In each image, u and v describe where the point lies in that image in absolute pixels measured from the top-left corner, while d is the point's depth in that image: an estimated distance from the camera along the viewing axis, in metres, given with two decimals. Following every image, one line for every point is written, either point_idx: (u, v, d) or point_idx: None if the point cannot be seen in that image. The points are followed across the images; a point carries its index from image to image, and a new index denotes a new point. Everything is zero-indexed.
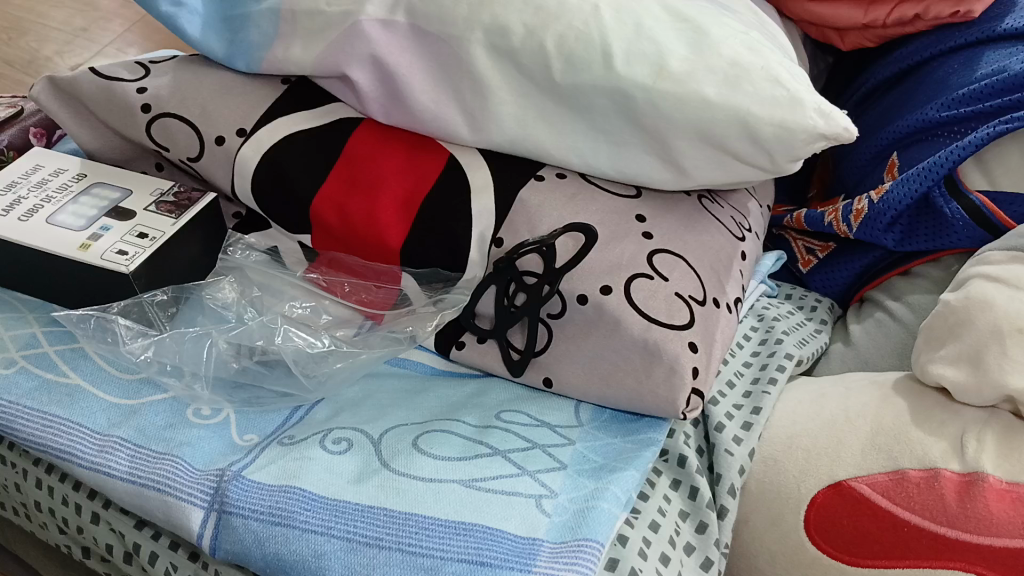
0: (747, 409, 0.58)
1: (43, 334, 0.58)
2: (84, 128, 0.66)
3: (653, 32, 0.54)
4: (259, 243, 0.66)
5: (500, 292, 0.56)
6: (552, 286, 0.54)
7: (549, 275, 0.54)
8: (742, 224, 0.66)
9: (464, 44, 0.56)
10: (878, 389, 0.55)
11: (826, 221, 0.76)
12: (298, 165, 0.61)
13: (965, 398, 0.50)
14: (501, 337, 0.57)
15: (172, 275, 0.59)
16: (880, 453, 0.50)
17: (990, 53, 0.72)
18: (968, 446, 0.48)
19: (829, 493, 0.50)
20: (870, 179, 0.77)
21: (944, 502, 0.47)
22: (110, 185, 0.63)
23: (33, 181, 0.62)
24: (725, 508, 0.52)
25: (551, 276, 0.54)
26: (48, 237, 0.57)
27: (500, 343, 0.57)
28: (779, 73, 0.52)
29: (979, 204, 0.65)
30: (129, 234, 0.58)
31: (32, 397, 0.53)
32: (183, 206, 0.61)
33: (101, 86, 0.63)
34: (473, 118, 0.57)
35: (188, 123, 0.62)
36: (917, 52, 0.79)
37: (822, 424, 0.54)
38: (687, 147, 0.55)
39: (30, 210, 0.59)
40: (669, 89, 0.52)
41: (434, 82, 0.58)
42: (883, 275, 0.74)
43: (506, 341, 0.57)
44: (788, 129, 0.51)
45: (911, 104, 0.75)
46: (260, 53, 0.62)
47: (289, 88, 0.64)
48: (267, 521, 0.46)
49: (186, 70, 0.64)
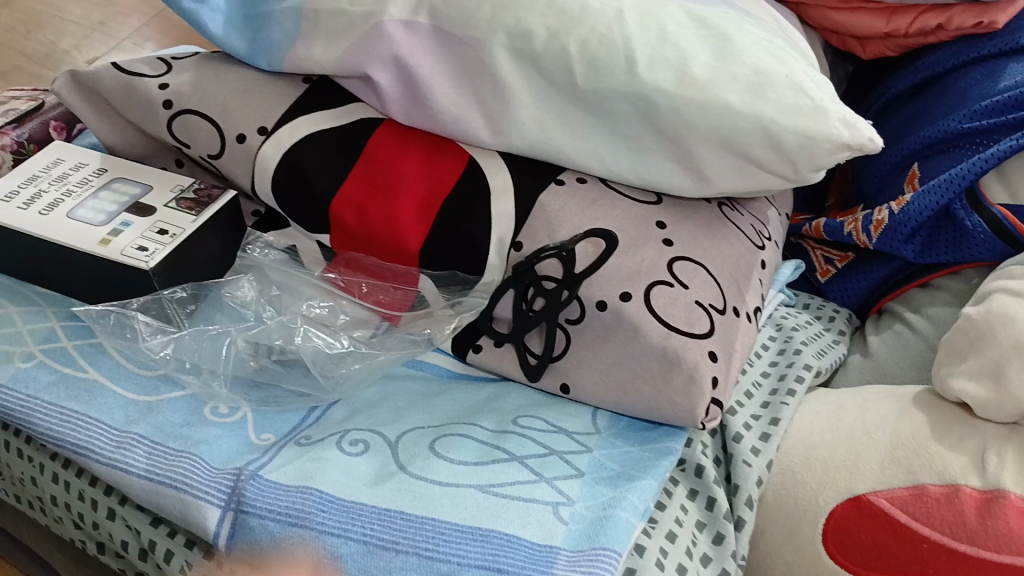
0: (765, 420, 0.58)
1: (61, 329, 0.58)
2: (105, 123, 0.67)
3: (677, 38, 0.54)
4: (278, 241, 0.66)
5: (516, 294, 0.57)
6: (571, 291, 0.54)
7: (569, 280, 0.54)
8: (762, 232, 0.65)
9: (487, 47, 0.56)
10: (897, 403, 0.55)
11: (845, 231, 0.76)
12: (319, 164, 0.61)
13: (986, 413, 0.50)
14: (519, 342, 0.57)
15: (191, 273, 0.60)
16: (900, 468, 0.50)
17: (1013, 65, 0.71)
18: (989, 462, 0.48)
19: (847, 506, 0.50)
20: (890, 189, 0.77)
21: (964, 518, 0.47)
22: (130, 181, 0.63)
23: (54, 175, 0.62)
24: (741, 520, 0.52)
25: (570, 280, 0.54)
26: (70, 232, 0.57)
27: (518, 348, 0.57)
28: (804, 80, 0.52)
29: (1001, 217, 0.65)
30: (149, 230, 0.58)
31: (50, 391, 0.53)
32: (203, 203, 0.61)
33: (123, 81, 0.63)
34: (494, 121, 0.57)
35: (209, 120, 0.62)
36: (937, 63, 0.78)
37: (840, 436, 0.54)
38: (709, 155, 0.54)
39: (51, 204, 0.59)
40: (692, 95, 0.52)
41: (456, 84, 0.58)
42: (902, 286, 0.74)
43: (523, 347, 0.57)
44: (811, 138, 0.51)
45: (932, 114, 0.75)
46: (282, 52, 0.62)
47: (311, 86, 0.64)
48: (284, 522, 0.46)
49: (209, 67, 0.64)
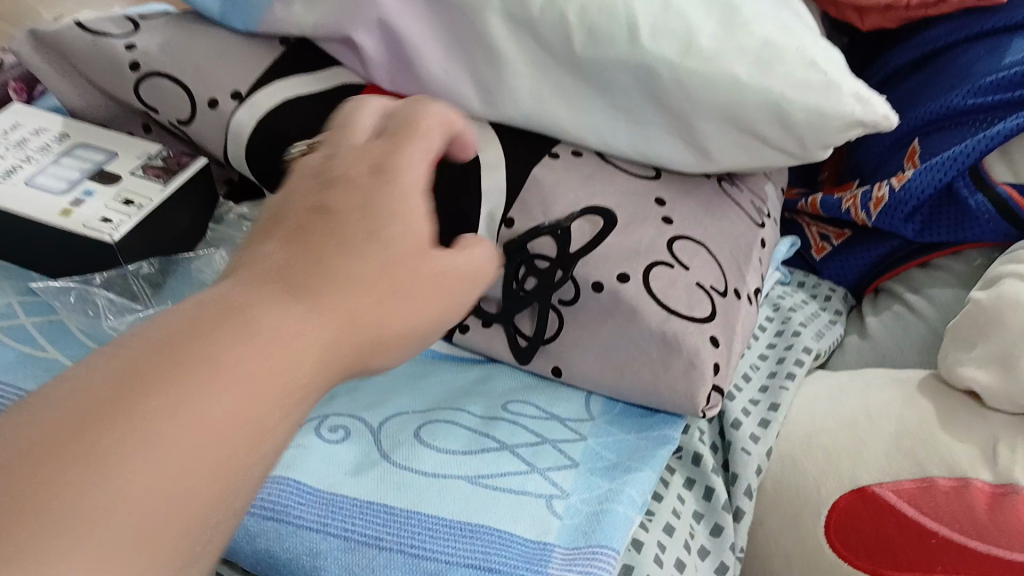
0: (764, 406, 0.56)
1: (19, 305, 0.53)
2: (68, 85, 0.62)
3: (682, 6, 0.51)
4: (252, 212, 0.64)
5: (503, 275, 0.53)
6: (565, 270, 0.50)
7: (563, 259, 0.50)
8: (761, 209, 0.63)
9: (480, 11, 0.52)
10: (901, 389, 0.53)
11: (843, 208, 0.73)
12: (295, 132, 0.57)
13: (995, 403, 0.48)
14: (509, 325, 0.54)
15: (160, 246, 0.56)
16: (906, 458, 0.48)
17: (1019, 40, 0.69)
18: (999, 454, 0.46)
19: (851, 497, 0.48)
20: (888, 167, 0.74)
21: (973, 512, 0.44)
22: (94, 147, 0.59)
23: (12, 140, 0.58)
24: (740, 510, 0.50)
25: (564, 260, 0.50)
26: (28, 201, 0.53)
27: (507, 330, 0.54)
28: (815, 54, 0.50)
29: (1006, 196, 0.63)
30: (114, 200, 0.54)
31: (8, 372, 0.48)
32: (172, 170, 0.57)
33: (86, 41, 0.59)
34: (485, 90, 0.54)
35: (179, 83, 0.58)
36: (938, 38, 0.76)
37: (842, 424, 0.52)
38: (714, 129, 0.52)
39: (7, 170, 0.55)
40: (697, 66, 0.50)
41: (445, 52, 0.54)
42: (900, 265, 0.72)
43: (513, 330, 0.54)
44: (823, 115, 0.48)
45: (933, 90, 0.73)
46: (258, 13, 0.57)
47: (288, 50, 0.60)
48: (259, 515, 0.42)
49: (180, 28, 0.60)
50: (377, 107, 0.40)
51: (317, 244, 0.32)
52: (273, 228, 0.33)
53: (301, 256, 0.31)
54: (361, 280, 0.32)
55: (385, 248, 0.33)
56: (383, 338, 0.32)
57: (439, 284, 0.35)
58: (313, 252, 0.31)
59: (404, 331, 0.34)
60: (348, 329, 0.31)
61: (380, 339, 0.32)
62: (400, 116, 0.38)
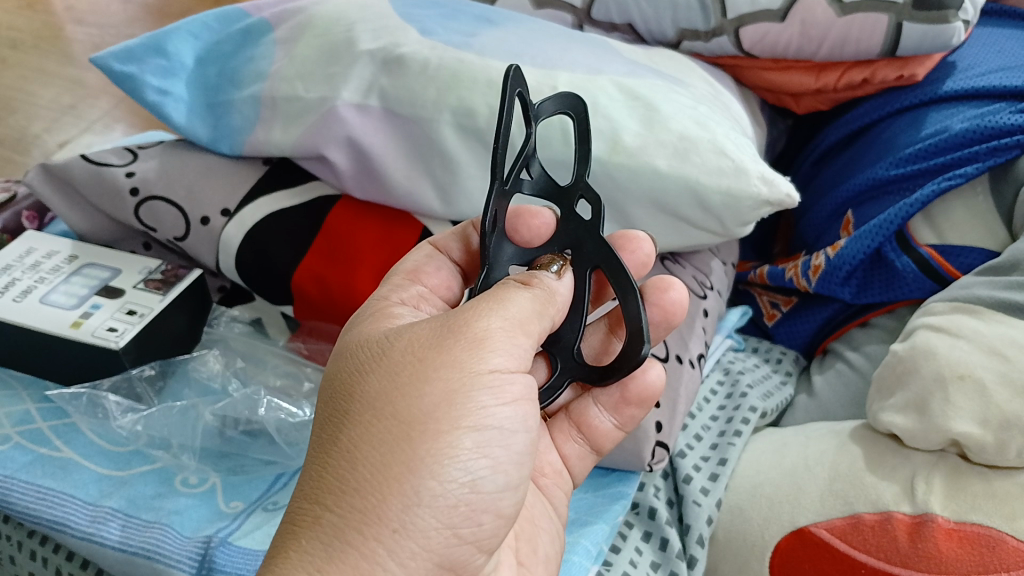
0: (714, 461, 0.63)
1: (36, 410, 0.60)
2: (74, 212, 0.69)
3: (608, 110, 0.58)
4: (242, 315, 0.71)
5: (613, 396, 0.51)
6: (598, 247, 0.47)
7: (568, 284, 0.46)
8: (704, 283, 0.69)
9: (433, 125, 0.59)
10: (836, 438, 0.58)
11: (787, 276, 0.77)
12: (278, 240, 0.64)
13: (914, 443, 0.52)
14: (592, 373, 0.47)
15: (162, 352, 0.63)
16: (838, 499, 0.53)
17: (933, 113, 0.72)
18: (918, 489, 0.50)
19: (791, 538, 0.53)
20: (828, 237, 0.77)
21: (896, 543, 0.49)
22: (99, 265, 0.65)
23: (27, 263, 0.65)
24: (694, 558, 0.57)
25: (576, 230, 0.48)
26: (42, 317, 0.60)
27: (592, 384, 0.47)
28: (725, 144, 0.56)
29: (928, 257, 0.66)
30: (118, 312, 0.61)
31: (26, 471, 0.55)
32: (170, 282, 0.64)
33: (91, 171, 0.66)
34: (443, 193, 0.61)
35: (174, 205, 0.65)
36: (866, 115, 0.78)
37: (783, 473, 0.57)
38: (644, 215, 0.59)
39: (24, 290, 0.62)
40: (624, 162, 0.56)
41: (408, 160, 0.61)
42: (843, 326, 0.74)
43: (595, 371, 0.47)
44: (734, 197, 0.55)
45: (861, 164, 0.76)
46: (242, 136, 0.65)
47: (271, 167, 0.67)
48: None
49: (174, 154, 0.67)
50: (506, 319, 0.40)
51: (345, 425, 0.37)
52: (331, 443, 0.37)
53: (343, 548, 0.34)
54: (385, 458, 0.35)
55: (402, 394, 0.37)
56: (437, 477, 0.36)
57: (457, 442, 0.36)
58: (347, 521, 0.35)
59: (481, 449, 0.37)
60: (383, 487, 0.35)
61: (445, 476, 0.36)
62: (515, 284, 0.43)
